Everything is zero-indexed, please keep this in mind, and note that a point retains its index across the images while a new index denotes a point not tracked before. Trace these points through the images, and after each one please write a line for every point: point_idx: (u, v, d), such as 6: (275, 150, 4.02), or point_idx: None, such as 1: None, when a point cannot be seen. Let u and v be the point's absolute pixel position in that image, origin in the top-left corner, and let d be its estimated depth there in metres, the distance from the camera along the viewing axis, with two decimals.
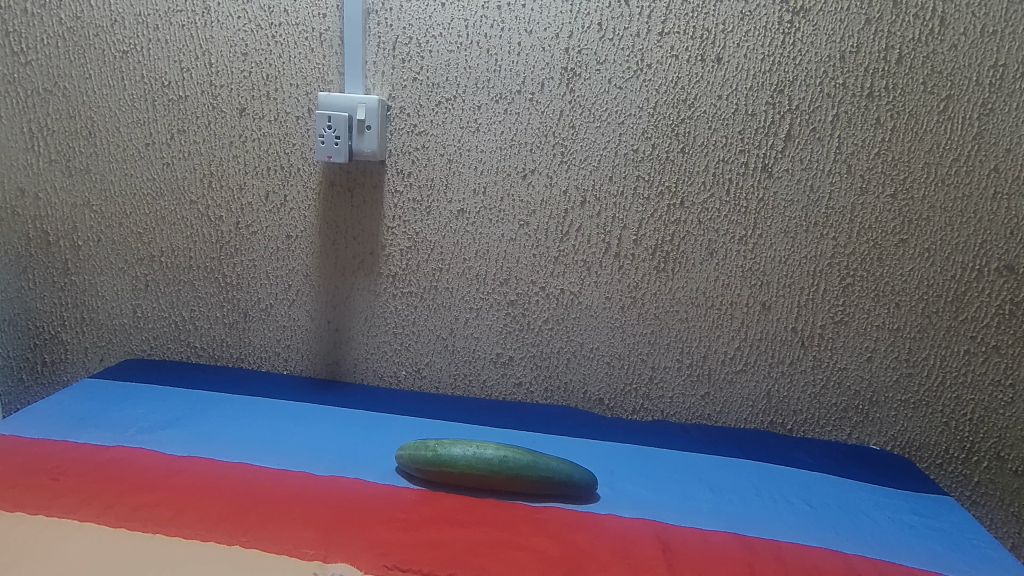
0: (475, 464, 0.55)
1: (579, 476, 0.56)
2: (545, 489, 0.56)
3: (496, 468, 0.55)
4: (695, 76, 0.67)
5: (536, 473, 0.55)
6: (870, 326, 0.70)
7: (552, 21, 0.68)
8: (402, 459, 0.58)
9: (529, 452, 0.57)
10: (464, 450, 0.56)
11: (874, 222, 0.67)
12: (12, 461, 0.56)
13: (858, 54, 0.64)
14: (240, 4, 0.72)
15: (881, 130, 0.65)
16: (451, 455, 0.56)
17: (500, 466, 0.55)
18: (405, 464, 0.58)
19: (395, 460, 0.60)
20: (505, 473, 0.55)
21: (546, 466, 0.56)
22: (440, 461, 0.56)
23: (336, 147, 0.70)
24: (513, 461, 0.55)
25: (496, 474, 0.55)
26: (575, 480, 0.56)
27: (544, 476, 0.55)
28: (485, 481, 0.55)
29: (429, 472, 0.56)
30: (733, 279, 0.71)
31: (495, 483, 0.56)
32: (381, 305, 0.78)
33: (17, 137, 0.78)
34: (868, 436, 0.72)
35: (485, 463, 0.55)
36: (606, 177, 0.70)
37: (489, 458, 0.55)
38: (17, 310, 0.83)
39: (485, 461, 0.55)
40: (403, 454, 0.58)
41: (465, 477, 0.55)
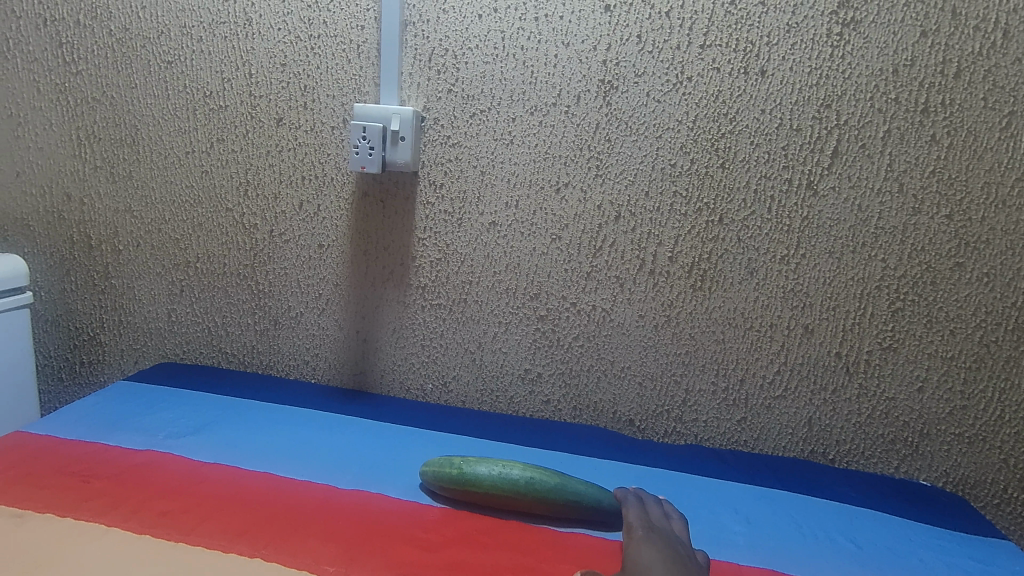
0: (501, 484, 0.54)
1: (607, 501, 0.54)
2: (570, 515, 0.54)
3: (522, 490, 0.53)
4: (737, 89, 0.65)
5: (562, 496, 0.53)
6: (921, 354, 0.66)
7: (589, 33, 0.67)
8: (426, 474, 0.58)
9: (556, 474, 0.55)
10: (490, 468, 0.55)
11: (927, 244, 0.63)
12: (46, 461, 0.58)
13: (912, 68, 0.61)
14: (281, 16, 0.73)
15: (936, 148, 0.62)
16: (476, 474, 0.55)
17: (526, 487, 0.53)
18: (429, 479, 0.57)
19: (418, 476, 0.59)
20: (530, 494, 0.53)
21: (573, 490, 0.54)
22: (465, 479, 0.55)
23: (370, 156, 0.70)
24: (540, 483, 0.54)
25: (521, 495, 0.53)
26: (602, 505, 0.54)
27: (571, 500, 0.53)
28: (509, 503, 0.54)
29: (453, 490, 0.55)
30: (773, 300, 0.68)
31: (519, 505, 0.54)
32: (409, 316, 0.77)
33: (67, 143, 0.81)
34: (917, 471, 0.68)
35: (511, 484, 0.54)
36: (642, 192, 0.68)
37: (515, 479, 0.54)
38: (59, 310, 0.86)
39: (511, 482, 0.54)
40: (427, 469, 0.58)
41: (489, 497, 0.54)
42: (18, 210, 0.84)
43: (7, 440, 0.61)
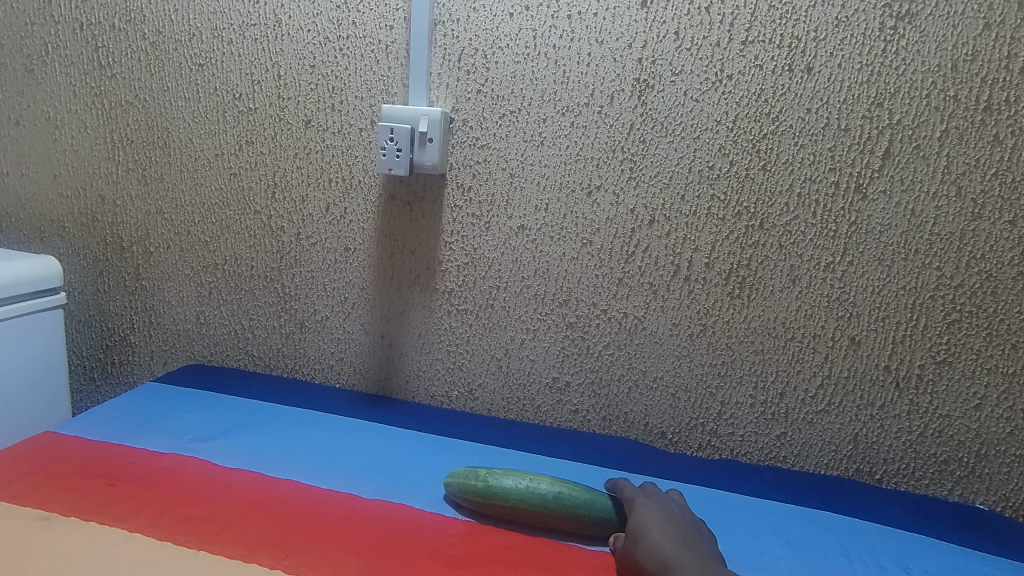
0: (528, 499, 0.52)
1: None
2: (600, 533, 0.52)
3: (550, 504, 0.51)
4: (781, 87, 0.61)
5: (591, 512, 0.51)
6: (979, 369, 0.61)
7: (624, 30, 0.64)
8: (452, 486, 0.56)
9: (585, 489, 0.53)
10: (516, 482, 0.53)
11: (988, 252, 0.59)
12: (74, 462, 0.58)
13: (973, 63, 0.57)
14: (311, 17, 0.73)
15: (998, 149, 0.58)
16: (503, 487, 0.52)
17: (554, 502, 0.51)
18: (454, 491, 0.55)
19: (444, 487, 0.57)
20: (558, 510, 0.51)
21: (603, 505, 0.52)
22: (491, 492, 0.53)
23: (398, 159, 0.69)
24: (568, 498, 0.51)
25: (549, 510, 0.51)
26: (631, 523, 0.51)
27: (600, 517, 0.51)
28: (536, 518, 0.52)
29: (479, 503, 0.53)
30: (817, 310, 0.64)
31: (546, 521, 0.52)
32: (435, 321, 0.76)
33: (101, 146, 0.82)
34: (974, 494, 0.64)
35: (540, 498, 0.51)
36: (677, 196, 0.66)
37: (544, 493, 0.51)
38: (92, 311, 0.87)
39: (540, 496, 0.51)
40: (453, 480, 0.56)
41: (516, 512, 0.52)
42: (54, 211, 0.85)
43: (36, 440, 0.61)
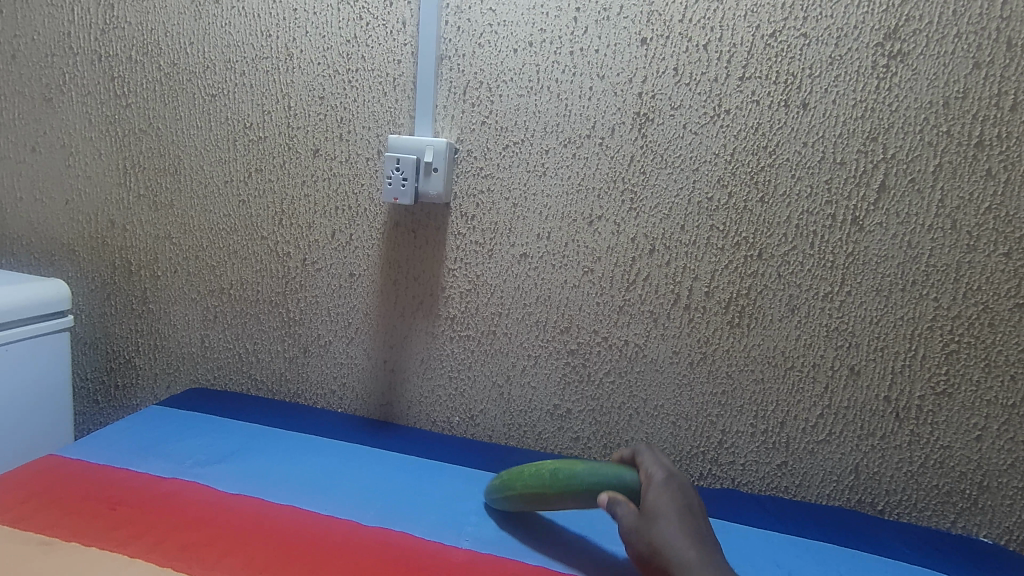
0: (524, 488, 0.55)
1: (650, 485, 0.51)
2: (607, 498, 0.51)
3: (542, 486, 0.53)
4: (777, 122, 0.63)
5: (579, 477, 0.52)
6: (978, 401, 0.62)
7: (624, 66, 0.66)
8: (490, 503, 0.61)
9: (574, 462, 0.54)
10: (515, 477, 0.56)
11: (984, 283, 0.60)
12: (76, 487, 0.58)
13: (964, 100, 0.58)
14: (322, 51, 0.75)
15: (991, 183, 0.59)
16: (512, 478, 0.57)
17: (545, 484, 0.53)
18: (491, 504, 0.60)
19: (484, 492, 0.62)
20: (551, 489, 0.53)
21: (591, 469, 0.52)
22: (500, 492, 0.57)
23: (403, 188, 0.70)
24: (557, 475, 0.53)
25: (544, 492, 0.53)
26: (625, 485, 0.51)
27: (587, 481, 0.51)
28: (541, 502, 0.54)
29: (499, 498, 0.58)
30: (816, 339, 0.65)
31: (550, 502, 0.53)
32: (438, 346, 0.76)
33: (114, 172, 0.84)
34: (977, 526, 0.63)
35: (536, 481, 0.54)
36: (677, 226, 0.67)
37: (541, 476, 0.54)
38: (98, 333, 0.88)
39: (537, 479, 0.54)
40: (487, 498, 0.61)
41: (522, 499, 0.55)
42: (65, 236, 0.87)
43: (39, 464, 0.61)
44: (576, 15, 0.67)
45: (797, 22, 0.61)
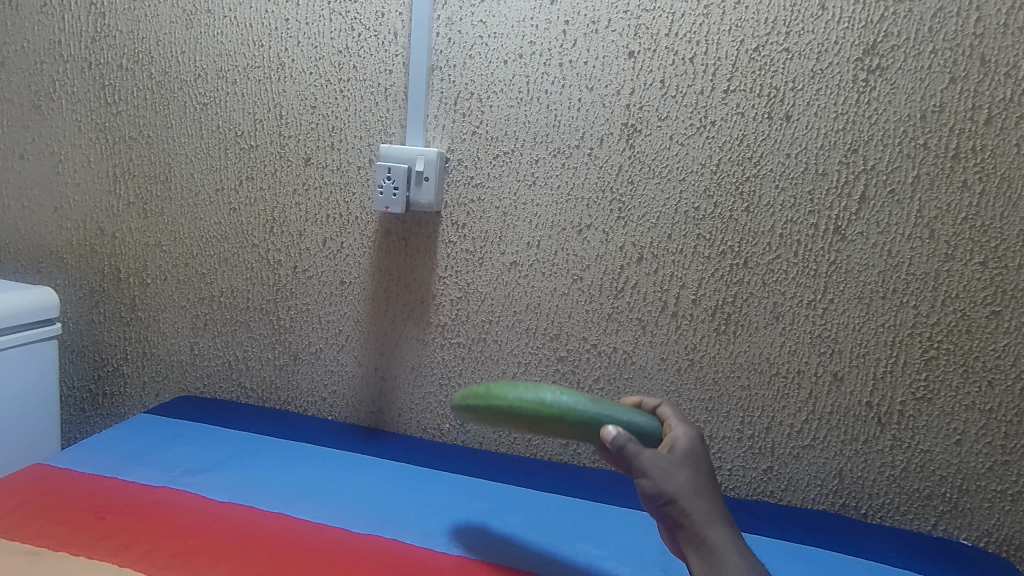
0: (518, 403, 0.50)
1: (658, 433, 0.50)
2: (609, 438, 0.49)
3: (541, 406, 0.49)
4: (761, 134, 0.64)
5: (585, 408, 0.48)
6: (957, 406, 0.63)
7: (612, 78, 0.68)
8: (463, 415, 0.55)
9: (578, 393, 0.50)
10: (507, 390, 0.51)
11: (961, 291, 0.62)
12: (64, 496, 0.57)
13: (941, 114, 0.60)
14: (314, 61, 0.76)
15: (968, 195, 0.60)
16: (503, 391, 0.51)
17: (544, 404, 0.49)
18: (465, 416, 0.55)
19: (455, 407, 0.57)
20: (550, 410, 0.49)
21: (599, 405, 0.49)
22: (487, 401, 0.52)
23: (395, 197, 0.71)
24: (562, 398, 0.49)
25: (542, 412, 0.49)
26: (635, 429, 0.50)
27: (595, 414, 0.48)
28: (534, 424, 0.49)
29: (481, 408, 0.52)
30: (800, 346, 0.66)
31: (545, 428, 0.49)
32: (428, 354, 0.77)
33: (103, 180, 0.84)
34: (957, 529, 0.65)
35: (533, 403, 0.49)
36: (665, 234, 0.68)
37: (538, 399, 0.49)
38: (86, 341, 0.87)
39: (534, 401, 0.49)
40: (461, 408, 0.55)
41: (512, 416, 0.50)
42: (53, 243, 0.86)
43: (27, 473, 0.61)
44: (565, 28, 0.68)
45: (780, 37, 0.63)
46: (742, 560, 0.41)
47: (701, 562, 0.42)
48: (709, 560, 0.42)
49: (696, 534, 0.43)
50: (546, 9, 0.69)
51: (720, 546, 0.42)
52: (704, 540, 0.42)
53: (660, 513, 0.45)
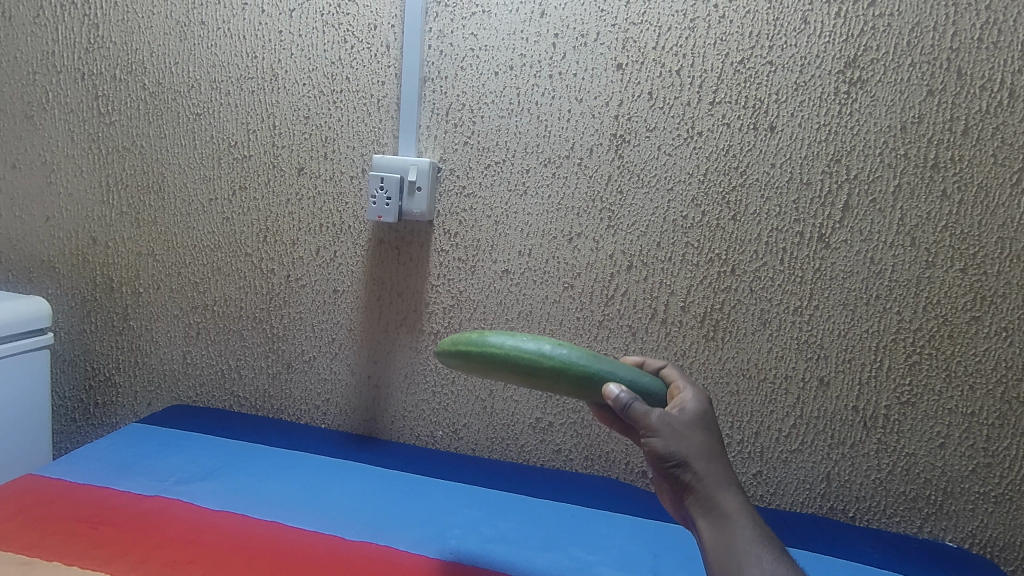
0: (517, 353, 0.48)
1: (657, 392, 0.50)
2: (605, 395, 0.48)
3: (542, 358, 0.47)
4: (747, 144, 0.66)
5: (587, 364, 0.48)
6: (941, 410, 0.64)
7: (601, 90, 0.69)
8: (444, 361, 0.52)
9: (578, 348, 0.49)
10: (502, 338, 0.49)
11: (942, 297, 0.63)
12: (55, 506, 0.57)
13: (920, 125, 0.62)
14: (307, 72, 0.77)
15: (947, 203, 0.62)
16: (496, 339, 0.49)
17: (545, 356, 0.47)
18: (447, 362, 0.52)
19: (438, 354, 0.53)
20: (551, 363, 0.47)
21: (600, 361, 0.48)
22: (478, 348, 0.49)
23: (387, 207, 0.72)
24: (563, 352, 0.48)
25: (542, 365, 0.47)
26: (636, 387, 0.49)
27: (596, 370, 0.47)
28: (530, 376, 0.47)
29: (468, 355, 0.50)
30: (787, 352, 0.68)
31: (541, 381, 0.48)
32: (421, 361, 0.77)
33: (96, 190, 0.84)
34: (942, 531, 0.66)
35: (532, 354, 0.48)
36: (653, 243, 0.69)
37: (538, 350, 0.48)
38: (77, 351, 0.87)
39: (532, 352, 0.48)
40: (443, 354, 0.52)
41: (506, 366, 0.48)
42: (45, 253, 0.87)
43: (18, 484, 0.61)
44: (554, 41, 0.70)
45: (763, 50, 0.65)
46: (751, 527, 0.41)
47: (709, 527, 0.42)
48: (718, 525, 0.42)
49: (706, 499, 0.42)
50: (535, 23, 0.70)
51: (730, 512, 0.42)
52: (714, 505, 0.42)
53: (669, 474, 0.44)
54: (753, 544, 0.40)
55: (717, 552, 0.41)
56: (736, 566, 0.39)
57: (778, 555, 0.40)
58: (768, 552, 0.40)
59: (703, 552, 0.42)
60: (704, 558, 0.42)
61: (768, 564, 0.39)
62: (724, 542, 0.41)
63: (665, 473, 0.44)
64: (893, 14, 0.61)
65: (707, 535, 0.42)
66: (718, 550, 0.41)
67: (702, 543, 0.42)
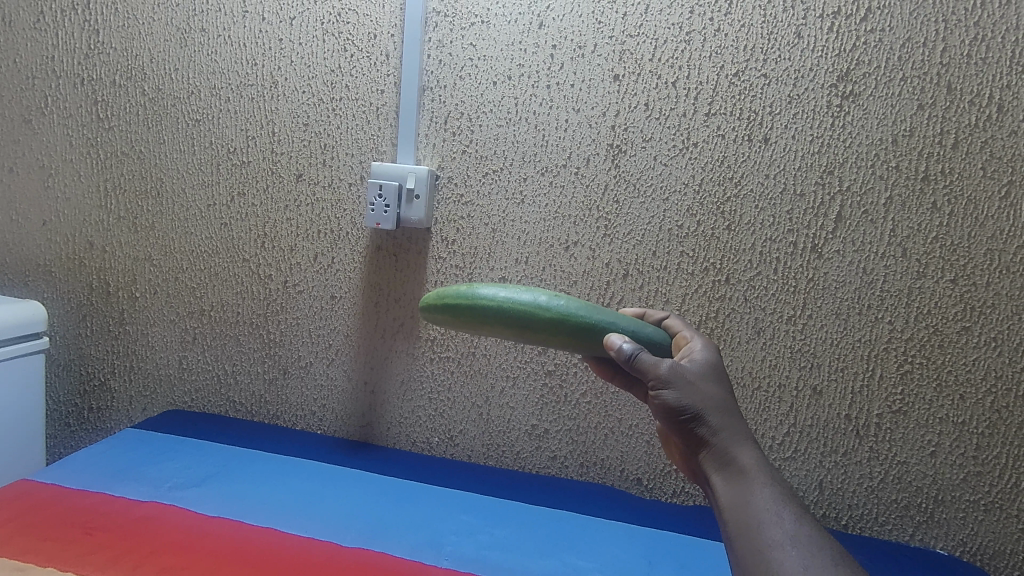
0: (511, 304, 0.48)
1: (660, 342, 0.49)
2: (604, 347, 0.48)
3: (538, 309, 0.47)
4: (742, 155, 0.67)
5: (585, 315, 0.47)
6: (932, 418, 0.65)
7: (598, 100, 0.70)
8: (432, 318, 0.52)
9: (575, 300, 0.49)
10: (495, 291, 0.49)
11: (933, 308, 0.64)
12: (50, 511, 0.57)
13: (911, 138, 0.63)
14: (306, 80, 0.77)
15: (937, 215, 0.63)
16: (489, 292, 0.49)
17: (541, 307, 0.47)
18: (435, 318, 0.51)
19: (427, 312, 0.52)
20: (548, 314, 0.47)
21: (598, 312, 0.48)
22: (470, 301, 0.49)
23: (385, 214, 0.73)
24: (560, 303, 0.48)
25: (539, 316, 0.47)
26: (639, 337, 0.49)
27: (595, 320, 0.47)
28: (526, 328, 0.48)
29: (461, 310, 0.49)
30: (781, 360, 0.68)
31: (538, 332, 0.48)
32: (418, 368, 0.78)
33: (94, 195, 0.84)
34: (934, 539, 0.67)
35: (528, 306, 0.48)
36: (649, 252, 0.70)
37: (534, 302, 0.48)
38: (72, 355, 0.87)
39: (528, 304, 0.48)
40: (430, 309, 0.52)
41: (503, 320, 0.48)
42: (41, 257, 0.86)
43: (12, 489, 0.61)
44: (552, 52, 0.71)
45: (758, 63, 0.66)
46: (770, 484, 0.39)
47: (725, 484, 0.40)
48: (735, 482, 0.40)
49: (722, 454, 0.41)
50: (534, 34, 0.71)
51: (748, 468, 0.40)
52: (730, 460, 0.40)
53: (682, 428, 0.42)
54: (773, 502, 0.38)
55: (735, 511, 0.39)
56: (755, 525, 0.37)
57: (801, 514, 0.38)
58: (790, 512, 0.38)
59: (719, 511, 0.40)
60: (720, 517, 0.40)
61: (790, 524, 0.37)
62: (742, 500, 0.39)
63: (678, 427, 0.42)
64: (885, 29, 0.63)
65: (723, 493, 0.40)
66: (736, 509, 0.39)
67: (718, 502, 0.40)
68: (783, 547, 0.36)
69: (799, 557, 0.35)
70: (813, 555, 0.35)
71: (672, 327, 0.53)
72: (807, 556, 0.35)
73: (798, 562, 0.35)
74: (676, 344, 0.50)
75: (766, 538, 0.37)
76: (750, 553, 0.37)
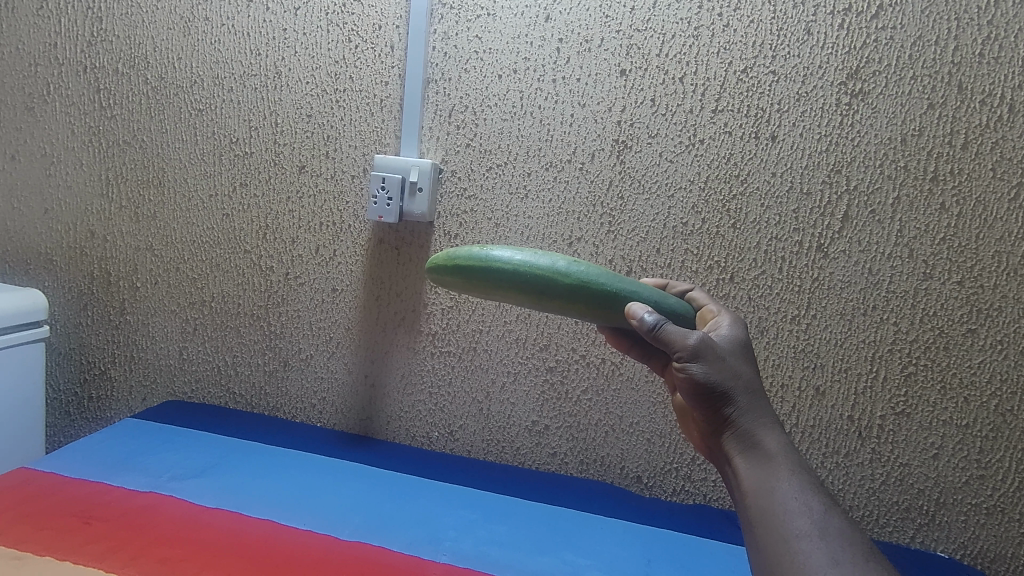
0: (528, 268, 0.46)
1: (683, 314, 0.49)
2: (621, 315, 0.47)
3: (557, 274, 0.46)
4: (748, 153, 0.66)
5: (605, 282, 0.47)
6: (935, 420, 0.65)
7: (605, 95, 0.69)
8: (439, 279, 0.50)
9: (594, 266, 0.48)
10: (511, 254, 0.47)
11: (939, 310, 0.63)
12: (48, 500, 0.57)
13: (920, 138, 0.62)
14: (310, 71, 0.77)
15: (945, 216, 0.62)
16: (505, 255, 0.47)
17: (561, 273, 0.46)
18: (444, 281, 0.50)
19: (436, 276, 0.50)
20: (566, 280, 0.46)
21: (616, 279, 0.47)
22: (484, 263, 0.47)
23: (388, 207, 0.73)
24: (580, 269, 0.47)
25: (557, 282, 0.46)
26: (661, 307, 0.48)
27: (615, 288, 0.47)
28: (542, 294, 0.47)
29: (474, 272, 0.47)
30: (785, 360, 0.68)
31: (556, 298, 0.47)
32: (418, 362, 0.77)
33: (95, 183, 0.84)
34: (934, 541, 0.66)
35: (547, 271, 0.46)
36: (653, 249, 0.69)
37: (554, 267, 0.47)
38: (72, 344, 0.87)
39: (548, 269, 0.46)
40: (438, 271, 0.50)
41: (520, 284, 0.47)
42: (42, 245, 0.86)
43: (12, 478, 0.61)
44: (559, 46, 0.70)
45: (767, 60, 0.65)
46: (796, 471, 0.39)
47: (751, 466, 0.40)
48: (759, 466, 0.39)
49: (747, 436, 0.41)
50: (540, 26, 0.70)
51: (774, 453, 0.40)
52: (755, 443, 0.40)
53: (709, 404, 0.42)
54: (799, 490, 0.38)
55: (759, 494, 0.38)
56: (780, 511, 0.37)
57: (828, 505, 0.37)
58: (817, 500, 0.37)
59: (742, 492, 0.39)
60: (742, 499, 0.40)
61: (818, 514, 0.36)
62: (766, 484, 0.38)
63: (704, 403, 0.42)
64: (896, 27, 0.62)
65: (747, 475, 0.40)
66: (760, 492, 0.38)
67: (740, 482, 0.40)
68: (810, 537, 0.35)
69: (824, 550, 0.35)
70: (836, 547, 0.35)
71: (696, 300, 0.54)
72: (831, 548, 0.35)
73: (824, 554, 0.34)
74: (702, 318, 0.51)
75: (792, 526, 0.36)
76: (773, 539, 0.36)
